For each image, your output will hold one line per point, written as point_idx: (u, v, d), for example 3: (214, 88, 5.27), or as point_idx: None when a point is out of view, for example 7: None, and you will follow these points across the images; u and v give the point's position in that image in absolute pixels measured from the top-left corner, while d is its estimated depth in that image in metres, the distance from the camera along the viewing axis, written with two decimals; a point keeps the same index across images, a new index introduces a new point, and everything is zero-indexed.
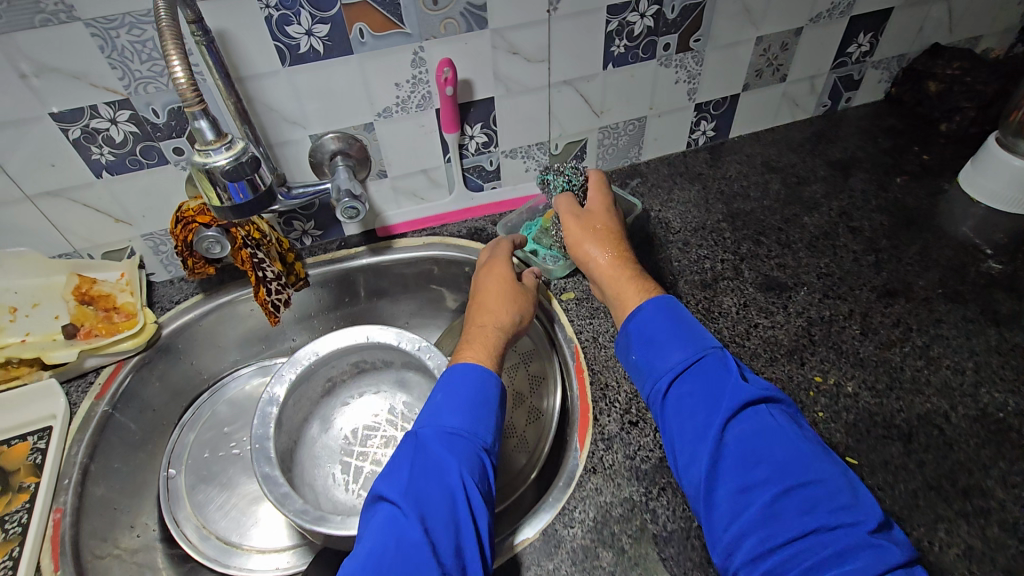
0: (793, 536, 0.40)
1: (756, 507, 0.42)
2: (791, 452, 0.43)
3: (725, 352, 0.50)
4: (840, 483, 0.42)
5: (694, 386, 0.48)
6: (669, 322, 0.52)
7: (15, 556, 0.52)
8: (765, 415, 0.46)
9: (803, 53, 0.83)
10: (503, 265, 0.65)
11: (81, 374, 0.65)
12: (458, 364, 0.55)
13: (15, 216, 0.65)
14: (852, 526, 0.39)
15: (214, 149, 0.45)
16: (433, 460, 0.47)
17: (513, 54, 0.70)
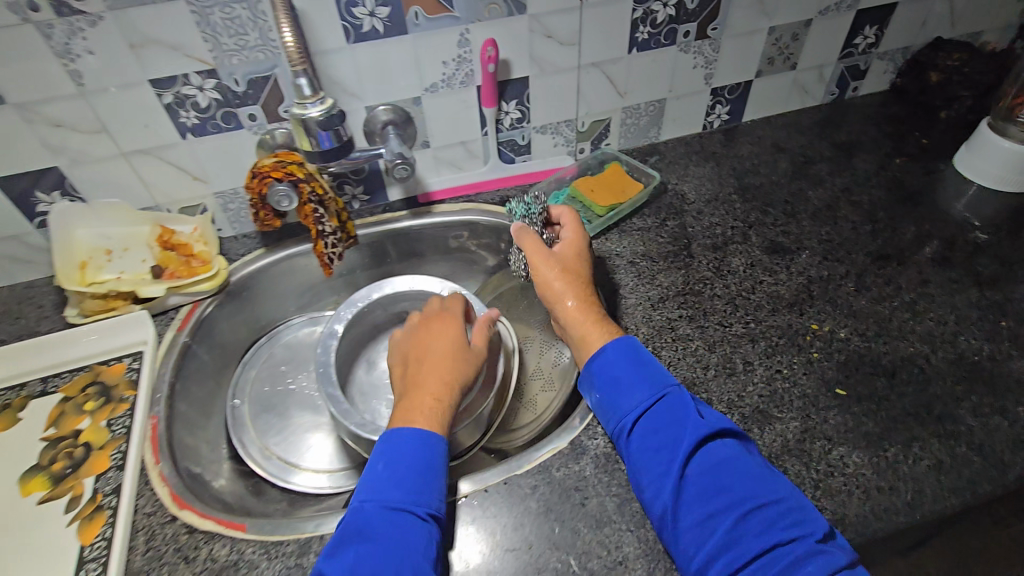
0: (754, 554, 0.46)
1: (719, 533, 0.47)
2: (744, 476, 0.50)
3: (681, 390, 0.57)
4: (790, 500, 0.48)
5: (657, 425, 0.55)
6: (628, 362, 0.59)
7: (123, 450, 0.62)
8: (717, 447, 0.52)
9: (812, 43, 0.91)
10: (450, 329, 0.66)
11: (163, 311, 0.75)
12: (405, 426, 0.56)
13: (110, 171, 0.74)
14: (804, 537, 0.46)
15: (309, 104, 0.64)
16: (387, 529, 0.49)
17: (548, 38, 0.78)
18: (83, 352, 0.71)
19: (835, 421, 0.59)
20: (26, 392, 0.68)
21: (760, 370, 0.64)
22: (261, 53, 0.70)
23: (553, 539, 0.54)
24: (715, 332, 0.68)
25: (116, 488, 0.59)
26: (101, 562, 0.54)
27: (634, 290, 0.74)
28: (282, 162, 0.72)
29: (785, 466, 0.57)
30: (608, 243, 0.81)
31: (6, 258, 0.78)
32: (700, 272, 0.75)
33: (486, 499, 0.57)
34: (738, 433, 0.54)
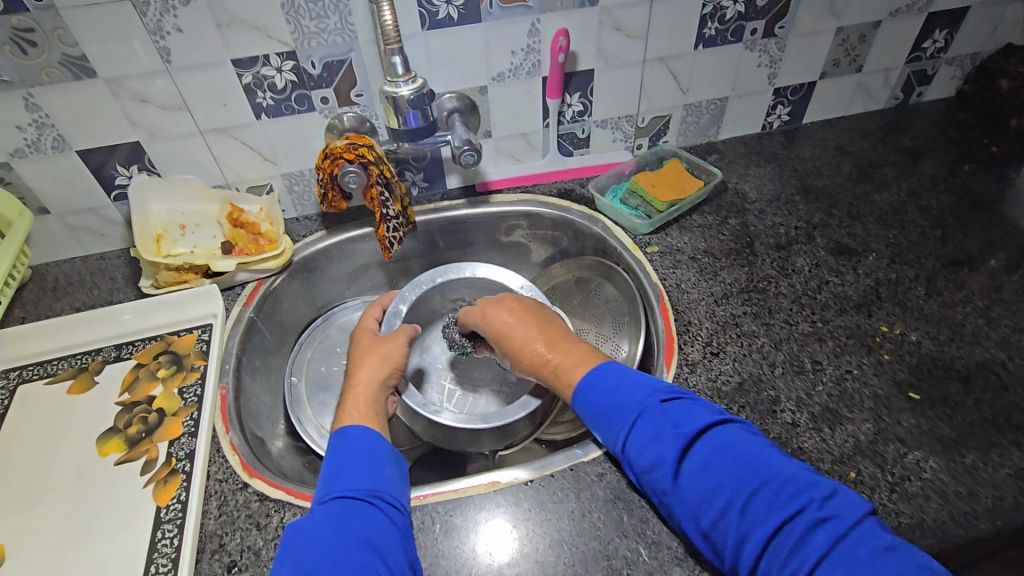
0: (766, 544, 0.42)
1: (734, 531, 0.44)
2: (730, 462, 0.46)
3: (656, 391, 0.52)
4: (784, 474, 0.44)
5: (641, 441, 0.50)
6: (592, 389, 0.55)
7: (195, 417, 0.64)
8: (707, 442, 0.48)
9: (880, 46, 0.89)
10: (367, 332, 0.71)
11: (230, 286, 0.77)
12: (340, 429, 0.58)
13: (187, 148, 0.75)
14: (809, 507, 0.42)
15: (400, 82, 0.67)
16: (332, 517, 0.49)
17: (616, 31, 0.77)
18: (154, 322, 0.74)
19: (908, 424, 0.58)
20: (101, 357, 0.71)
21: (829, 369, 0.63)
22: (338, 37, 0.70)
23: (622, 527, 0.54)
24: (780, 329, 0.68)
25: (189, 454, 0.60)
26: (177, 524, 0.55)
27: (696, 286, 0.73)
28: (354, 145, 0.73)
29: (858, 467, 0.56)
30: (668, 238, 0.80)
31: (83, 230, 0.81)
32: (763, 270, 0.75)
33: (553, 484, 0.57)
34: (720, 414, 0.50)
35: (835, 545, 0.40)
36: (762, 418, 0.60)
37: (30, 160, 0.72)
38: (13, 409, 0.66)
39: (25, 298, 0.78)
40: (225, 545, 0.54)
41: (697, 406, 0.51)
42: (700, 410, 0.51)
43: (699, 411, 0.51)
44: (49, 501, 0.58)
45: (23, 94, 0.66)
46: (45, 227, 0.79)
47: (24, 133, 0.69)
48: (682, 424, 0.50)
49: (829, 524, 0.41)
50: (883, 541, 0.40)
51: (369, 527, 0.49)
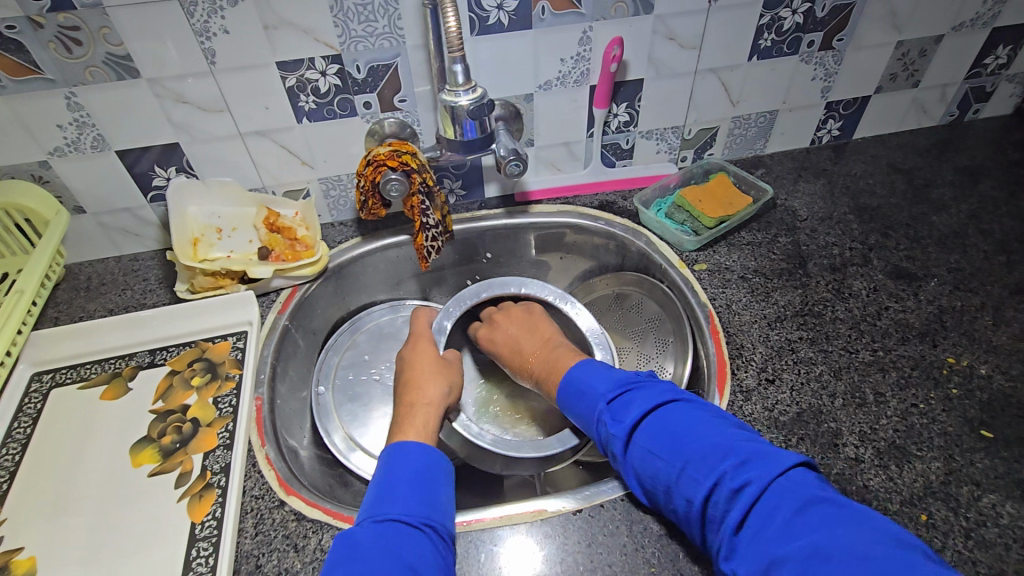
0: (702, 507, 0.47)
1: (681, 504, 0.49)
2: (666, 444, 0.51)
3: (655, 399, 0.55)
4: (705, 448, 0.48)
5: (643, 444, 0.52)
6: (565, 394, 0.62)
7: (230, 429, 0.62)
8: (695, 443, 0.49)
9: (940, 60, 0.85)
10: (427, 343, 0.71)
11: (265, 292, 0.76)
12: (397, 443, 0.57)
13: (226, 151, 0.74)
14: (725, 477, 0.46)
15: (460, 91, 0.64)
16: (385, 538, 0.47)
17: (669, 40, 0.75)
18: (188, 327, 0.72)
19: (982, 465, 0.55)
20: (134, 362, 0.70)
21: (894, 403, 0.60)
22: (386, 41, 0.68)
23: (677, 565, 0.51)
24: (839, 357, 0.64)
25: (224, 467, 0.59)
26: (212, 542, 0.53)
27: (748, 307, 0.71)
28: (398, 152, 0.70)
29: (930, 510, 0.52)
30: (716, 256, 0.77)
31: (117, 230, 0.79)
32: (818, 292, 0.72)
33: (603, 515, 0.54)
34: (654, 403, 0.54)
35: (756, 504, 0.44)
36: (823, 452, 0.57)
37: (68, 159, 0.70)
38: (45, 413, 0.65)
39: (57, 297, 0.77)
40: (262, 566, 0.52)
41: (633, 399, 0.56)
42: (637, 402, 0.55)
43: (637, 402, 0.55)
44: (80, 512, 0.57)
45: (65, 93, 0.65)
46: (80, 226, 0.78)
47: (64, 132, 0.68)
48: (620, 421, 0.55)
49: (745, 490, 0.45)
50: (797, 497, 0.43)
51: (417, 553, 0.46)
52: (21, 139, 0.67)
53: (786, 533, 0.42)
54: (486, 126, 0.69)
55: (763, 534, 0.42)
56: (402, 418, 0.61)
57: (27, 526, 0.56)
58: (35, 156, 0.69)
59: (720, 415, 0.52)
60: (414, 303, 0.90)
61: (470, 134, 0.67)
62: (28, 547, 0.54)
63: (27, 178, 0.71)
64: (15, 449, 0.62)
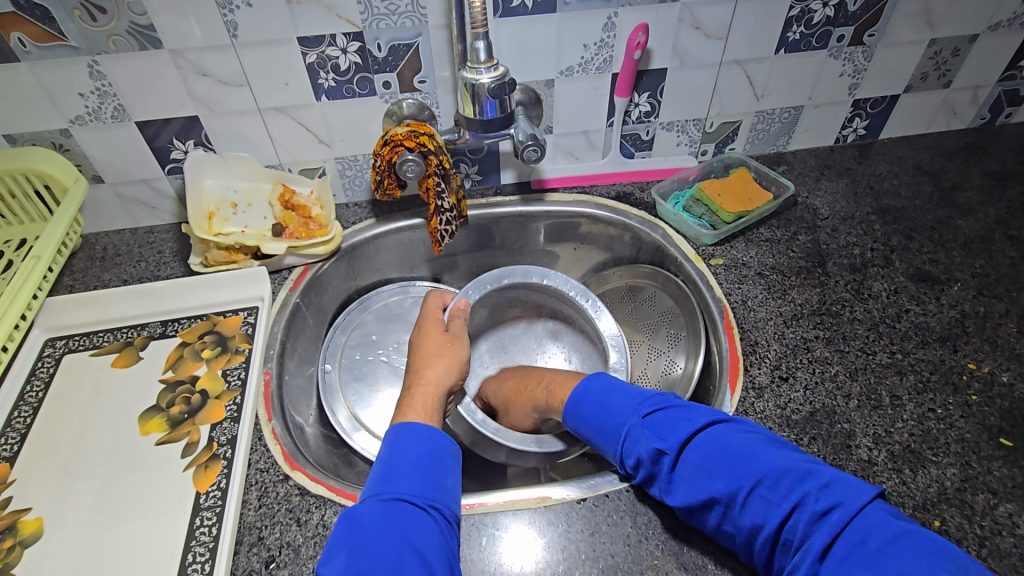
0: (772, 529, 0.44)
1: (741, 526, 0.46)
2: (727, 462, 0.48)
3: (702, 414, 0.52)
4: (773, 468, 0.46)
5: (698, 461, 0.49)
6: (584, 408, 0.60)
7: (238, 401, 0.62)
8: (756, 460, 0.47)
9: (974, 60, 0.82)
10: (436, 326, 0.70)
11: (278, 270, 0.76)
12: (402, 424, 0.56)
13: (244, 126, 0.74)
14: (808, 500, 0.43)
15: (481, 69, 0.63)
16: (390, 519, 0.47)
17: (695, 29, 0.73)
18: (200, 300, 0.73)
19: (1000, 474, 0.54)
20: (146, 332, 0.70)
21: (911, 406, 0.59)
22: (408, 20, 0.67)
23: (681, 559, 0.50)
24: (856, 358, 0.63)
25: (231, 439, 0.59)
26: (216, 512, 0.54)
27: (764, 304, 0.69)
28: (415, 132, 0.69)
29: (944, 516, 0.51)
30: (733, 251, 0.76)
31: (134, 201, 0.80)
32: (837, 292, 0.70)
33: (608, 504, 0.54)
34: (703, 421, 0.51)
35: (848, 529, 0.41)
36: (835, 453, 0.56)
37: (88, 128, 0.71)
38: (57, 378, 0.65)
39: (73, 266, 0.78)
40: (264, 538, 0.52)
41: (683, 414, 0.53)
42: (685, 416, 0.53)
43: (684, 417, 0.53)
44: (87, 477, 0.57)
45: (87, 61, 0.65)
46: (97, 196, 0.78)
47: (86, 101, 0.68)
48: (668, 436, 0.52)
49: (831, 514, 0.42)
50: (887, 525, 0.41)
51: (423, 537, 0.46)
52: (42, 106, 0.68)
53: (883, 561, 0.39)
54: (506, 105, 0.68)
55: (852, 559, 0.40)
56: (405, 401, 0.61)
57: (37, 487, 0.56)
58: (57, 124, 0.70)
59: (774, 435, 0.50)
60: (425, 286, 0.89)
61: (489, 114, 0.67)
62: (36, 508, 0.55)
63: (47, 146, 0.72)
64: (27, 412, 0.62)
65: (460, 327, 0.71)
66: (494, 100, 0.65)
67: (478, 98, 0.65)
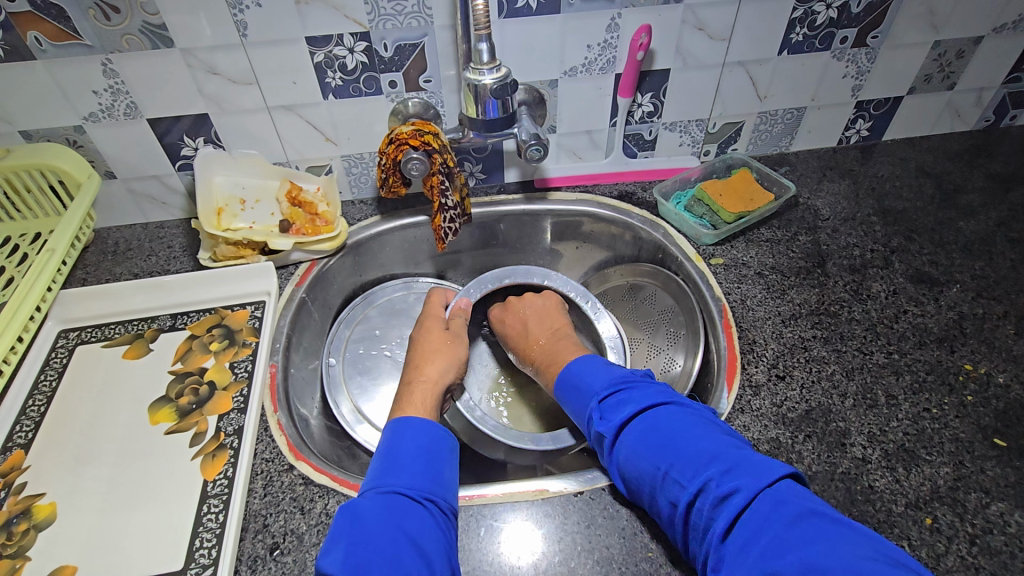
0: (684, 511, 0.47)
1: (663, 509, 0.49)
2: (653, 446, 0.51)
3: (646, 400, 0.56)
4: (694, 455, 0.49)
5: (630, 444, 0.52)
6: (560, 389, 0.63)
7: (245, 393, 0.64)
8: (678, 445, 0.50)
9: (979, 62, 0.82)
10: (437, 323, 0.71)
11: (285, 265, 0.77)
12: (401, 418, 0.57)
13: (254, 124, 0.75)
14: (710, 485, 0.46)
15: (484, 70, 0.64)
16: (388, 511, 0.48)
17: (698, 30, 0.74)
18: (209, 294, 0.74)
19: (993, 473, 0.54)
20: (156, 325, 0.72)
21: (906, 406, 0.59)
22: (414, 20, 0.68)
23: (675, 552, 0.51)
24: (853, 358, 0.64)
25: (238, 429, 0.60)
26: (223, 500, 0.55)
27: (762, 303, 0.70)
28: (420, 131, 0.71)
29: (936, 514, 0.52)
30: (734, 251, 0.77)
31: (145, 196, 0.81)
32: (836, 292, 0.71)
33: (604, 498, 0.55)
34: (643, 409, 0.55)
35: (743, 514, 0.44)
36: (829, 451, 0.56)
37: (101, 125, 0.72)
38: (70, 368, 0.67)
39: (86, 259, 0.79)
40: (269, 526, 0.53)
41: (627, 400, 0.57)
42: (630, 402, 0.56)
43: (629, 402, 0.56)
44: (99, 463, 0.59)
45: (101, 59, 0.66)
46: (110, 191, 0.80)
47: (99, 98, 0.70)
48: (610, 418, 0.56)
49: (732, 498, 0.45)
50: (782, 510, 0.43)
51: (420, 528, 0.47)
52: (57, 103, 0.69)
53: (775, 547, 0.41)
54: (510, 104, 0.69)
55: (749, 540, 0.42)
56: (404, 396, 0.62)
57: (51, 472, 0.58)
58: (71, 120, 0.71)
59: (715, 422, 0.53)
60: (428, 282, 0.90)
61: (492, 114, 0.68)
62: (50, 493, 0.56)
63: (62, 142, 0.74)
64: (41, 400, 0.64)
65: (460, 325, 0.72)
66: (497, 101, 0.66)
67: (481, 98, 0.66)
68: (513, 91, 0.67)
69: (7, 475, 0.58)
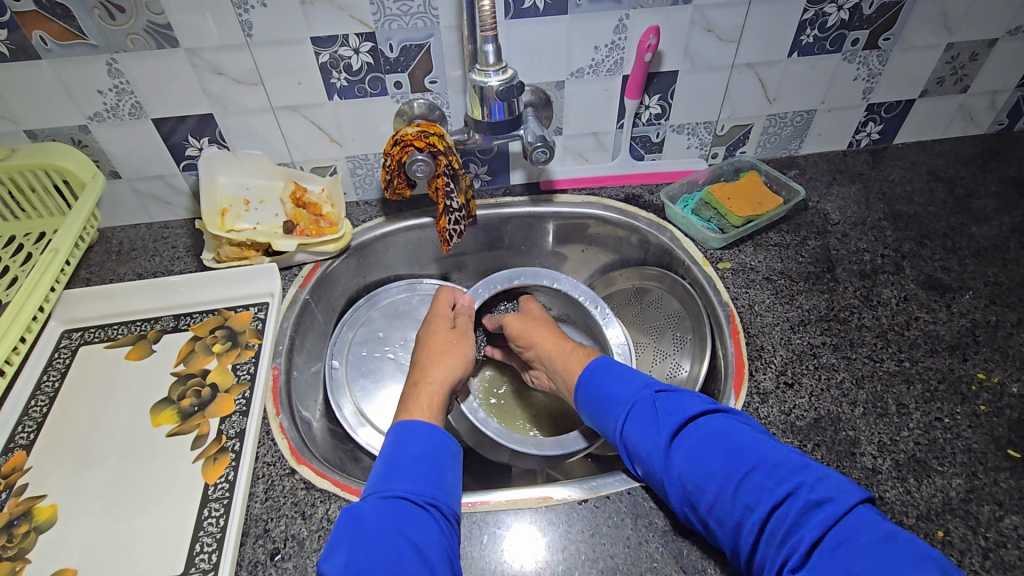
0: (763, 519, 0.45)
1: (728, 514, 0.47)
2: (725, 448, 0.49)
3: (705, 403, 0.55)
4: (773, 459, 0.48)
5: (699, 443, 0.51)
6: (587, 386, 0.62)
7: (247, 395, 0.63)
8: (752, 447, 0.49)
9: (993, 65, 0.81)
10: (443, 321, 0.71)
11: (289, 266, 0.77)
12: (405, 422, 0.57)
13: (259, 125, 0.75)
14: (802, 490, 0.45)
15: (490, 71, 0.64)
16: (391, 515, 0.48)
17: (707, 32, 0.73)
18: (212, 295, 0.74)
19: (1007, 485, 0.53)
20: (159, 326, 0.72)
21: (917, 415, 0.58)
22: (420, 21, 0.67)
23: (681, 562, 0.50)
24: (863, 365, 0.63)
25: (239, 432, 0.60)
26: (223, 504, 0.55)
27: (771, 309, 0.69)
28: (425, 132, 0.70)
29: (948, 527, 0.51)
30: (741, 255, 0.76)
31: (150, 196, 0.81)
32: (845, 298, 0.70)
33: (608, 506, 0.54)
34: (707, 408, 0.54)
35: (835, 525, 0.43)
36: (839, 460, 0.55)
37: (106, 124, 0.72)
38: (73, 369, 0.67)
39: (90, 259, 0.79)
40: (269, 531, 0.53)
41: (684, 398, 0.55)
42: (689, 402, 0.55)
43: (687, 403, 0.54)
44: (101, 465, 0.58)
45: (106, 59, 0.66)
46: (114, 191, 0.80)
47: (104, 98, 0.70)
48: (670, 416, 0.54)
49: (823, 507, 0.44)
50: (877, 524, 0.43)
51: (423, 533, 0.47)
52: (62, 102, 0.69)
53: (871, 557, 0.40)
54: (516, 107, 0.68)
55: (841, 550, 0.41)
56: (411, 398, 0.61)
57: (52, 474, 0.58)
58: (76, 120, 0.71)
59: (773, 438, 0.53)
60: (431, 284, 0.90)
61: (498, 116, 0.67)
62: (51, 495, 0.56)
63: (67, 142, 0.73)
64: (43, 401, 0.64)
65: (466, 324, 0.72)
66: (503, 102, 0.65)
67: (486, 100, 0.65)
68: (519, 92, 0.66)
69: (9, 476, 0.58)
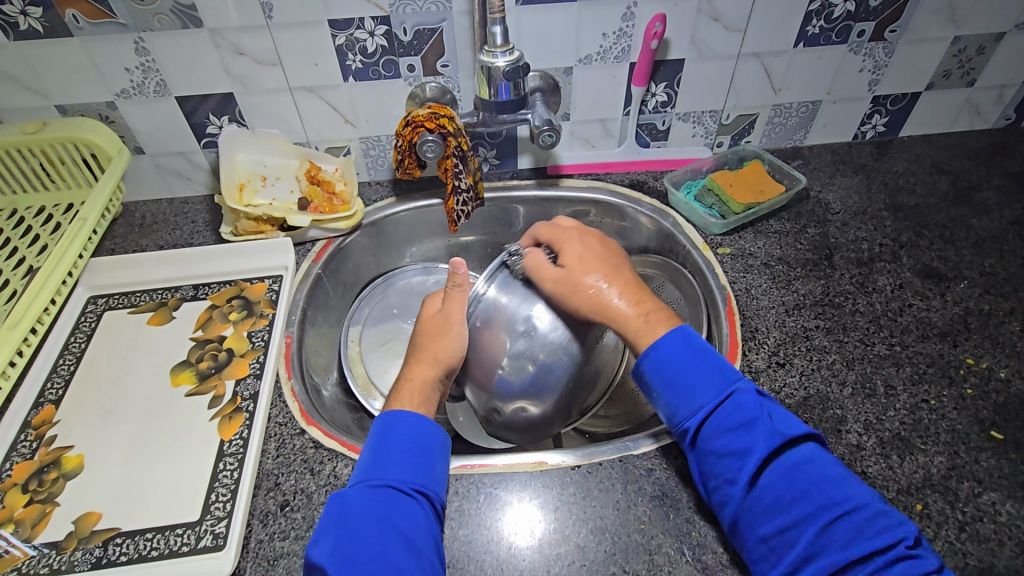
0: (846, 563, 0.44)
1: (806, 543, 0.45)
2: (826, 480, 0.48)
3: (806, 428, 0.52)
4: (874, 506, 0.46)
5: (798, 469, 0.48)
6: (661, 371, 0.54)
7: (261, 360, 0.67)
8: (852, 490, 0.47)
9: (1000, 60, 0.81)
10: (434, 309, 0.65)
11: (302, 242, 0.80)
12: (391, 412, 0.56)
13: (277, 104, 0.78)
14: (898, 543, 0.44)
15: (498, 52, 0.66)
16: (375, 505, 0.49)
17: (713, 21, 0.74)
18: (229, 266, 0.78)
19: (988, 464, 0.55)
20: (179, 294, 0.75)
21: (904, 396, 0.60)
22: (433, 5, 0.69)
23: (667, 524, 0.53)
24: (854, 348, 0.65)
25: (254, 394, 0.63)
26: (238, 458, 0.58)
27: (767, 293, 0.71)
28: (436, 114, 0.72)
29: (926, 500, 0.53)
30: (741, 241, 0.78)
31: (171, 172, 0.85)
32: (841, 284, 0.71)
33: (601, 471, 0.57)
34: (814, 434, 0.51)
35: None
36: (825, 436, 0.57)
37: (132, 101, 0.76)
38: (98, 331, 0.71)
39: (115, 231, 0.83)
40: (280, 484, 0.56)
41: (788, 412, 0.52)
42: (794, 419, 0.52)
43: (791, 418, 0.52)
44: (123, 421, 0.62)
45: (133, 37, 0.69)
46: (138, 166, 0.84)
47: (131, 76, 0.73)
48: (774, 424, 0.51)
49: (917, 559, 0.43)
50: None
51: (408, 520, 0.48)
52: (91, 79, 0.73)
53: None
54: (521, 88, 0.70)
55: None
56: (402, 380, 0.60)
57: (79, 426, 0.62)
58: (104, 97, 0.75)
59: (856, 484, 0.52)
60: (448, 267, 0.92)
61: (503, 97, 0.69)
62: (77, 446, 0.60)
63: (95, 117, 0.77)
64: (71, 359, 0.68)
65: (466, 278, 0.63)
66: (508, 82, 0.68)
67: (493, 80, 0.68)
68: (523, 74, 0.68)
69: (39, 428, 0.62)
